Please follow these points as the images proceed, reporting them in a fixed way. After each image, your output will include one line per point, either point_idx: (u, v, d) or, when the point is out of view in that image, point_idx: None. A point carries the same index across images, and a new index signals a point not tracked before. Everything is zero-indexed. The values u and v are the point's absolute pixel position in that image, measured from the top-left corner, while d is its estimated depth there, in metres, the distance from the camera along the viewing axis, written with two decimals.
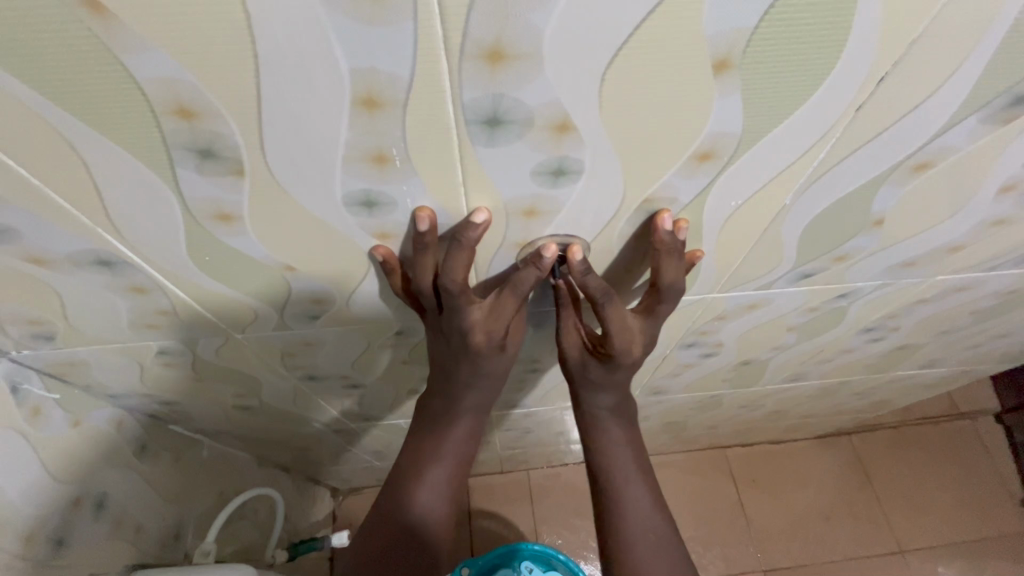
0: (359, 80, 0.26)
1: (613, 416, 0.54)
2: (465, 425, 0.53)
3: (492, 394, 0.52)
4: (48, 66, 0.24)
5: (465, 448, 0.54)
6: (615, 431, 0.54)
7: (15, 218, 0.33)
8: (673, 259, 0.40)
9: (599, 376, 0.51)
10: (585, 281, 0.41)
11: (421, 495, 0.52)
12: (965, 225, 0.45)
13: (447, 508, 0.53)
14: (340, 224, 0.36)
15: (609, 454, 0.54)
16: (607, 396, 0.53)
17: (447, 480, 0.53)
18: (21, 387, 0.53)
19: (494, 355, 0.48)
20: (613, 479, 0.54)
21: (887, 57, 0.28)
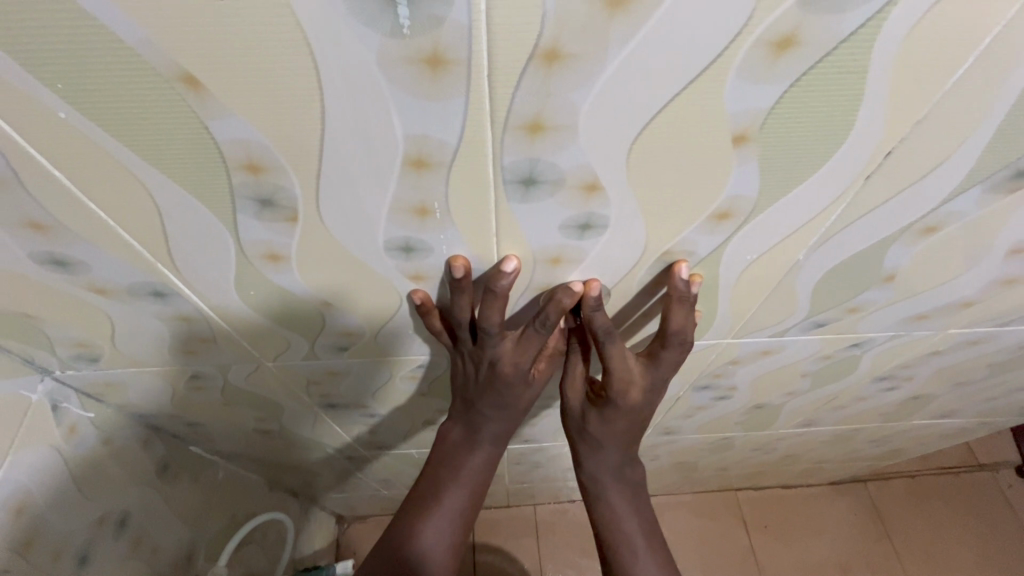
0: (411, 145, 0.29)
1: (619, 479, 0.55)
2: (481, 454, 0.54)
3: (509, 424, 0.54)
4: (142, 130, 0.27)
5: (476, 483, 0.55)
6: (621, 496, 0.54)
7: (86, 252, 0.36)
8: (682, 306, 0.42)
9: (597, 429, 0.51)
10: (592, 317, 0.42)
11: (431, 523, 0.53)
12: (975, 283, 0.46)
13: (454, 539, 0.53)
14: (379, 266, 0.39)
15: (613, 518, 0.55)
16: (610, 457, 0.53)
17: (459, 511, 0.54)
18: (60, 406, 0.55)
19: (521, 387, 0.49)
20: (617, 536, 0.54)
21: (894, 134, 0.30)
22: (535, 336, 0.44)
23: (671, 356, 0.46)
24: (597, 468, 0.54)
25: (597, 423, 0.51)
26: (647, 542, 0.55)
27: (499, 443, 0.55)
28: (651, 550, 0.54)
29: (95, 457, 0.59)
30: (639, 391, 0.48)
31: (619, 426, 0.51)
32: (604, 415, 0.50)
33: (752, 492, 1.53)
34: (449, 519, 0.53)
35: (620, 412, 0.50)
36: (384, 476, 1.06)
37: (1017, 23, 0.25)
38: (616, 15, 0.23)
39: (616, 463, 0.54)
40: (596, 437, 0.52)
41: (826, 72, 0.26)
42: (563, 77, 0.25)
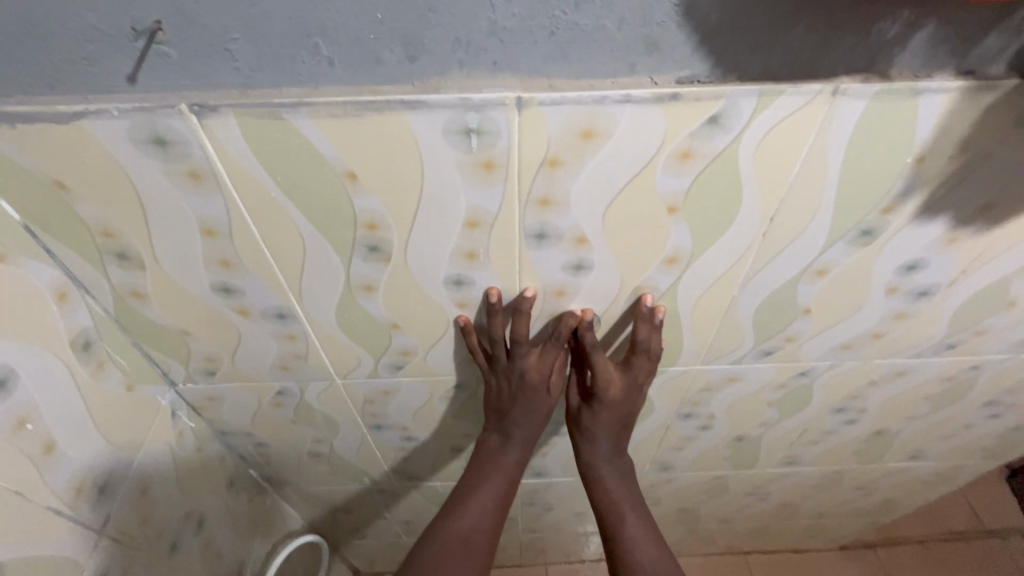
0: (469, 212, 0.47)
1: (612, 469, 0.68)
2: (515, 450, 0.69)
3: (534, 429, 0.68)
4: (314, 204, 0.46)
5: (510, 476, 0.68)
6: (614, 479, 0.68)
7: (247, 283, 0.53)
8: (646, 325, 0.58)
9: (591, 422, 0.67)
10: (586, 336, 0.59)
11: (476, 503, 0.66)
12: (875, 316, 0.62)
13: (495, 516, 0.66)
14: (437, 296, 0.56)
15: (610, 499, 0.67)
16: (602, 446, 0.68)
17: (498, 492, 0.67)
18: (176, 413, 0.70)
19: (540, 395, 0.65)
20: (613, 514, 0.66)
21: (769, 208, 0.48)
22: (552, 350, 0.61)
23: (640, 364, 0.61)
24: (594, 457, 0.68)
25: (589, 417, 0.66)
26: (640, 516, 0.67)
27: (528, 443, 0.69)
28: (644, 524, 0.66)
29: (191, 460, 0.73)
30: (619, 389, 0.63)
31: (606, 418, 0.66)
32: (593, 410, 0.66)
33: (762, 555, 1.56)
34: (489, 501, 0.66)
35: (605, 407, 0.65)
36: (407, 516, 1.15)
37: (818, 144, 0.43)
38: (588, 142, 0.42)
39: (607, 451, 0.68)
40: (589, 429, 0.67)
41: (714, 170, 0.44)
42: (560, 173, 0.44)
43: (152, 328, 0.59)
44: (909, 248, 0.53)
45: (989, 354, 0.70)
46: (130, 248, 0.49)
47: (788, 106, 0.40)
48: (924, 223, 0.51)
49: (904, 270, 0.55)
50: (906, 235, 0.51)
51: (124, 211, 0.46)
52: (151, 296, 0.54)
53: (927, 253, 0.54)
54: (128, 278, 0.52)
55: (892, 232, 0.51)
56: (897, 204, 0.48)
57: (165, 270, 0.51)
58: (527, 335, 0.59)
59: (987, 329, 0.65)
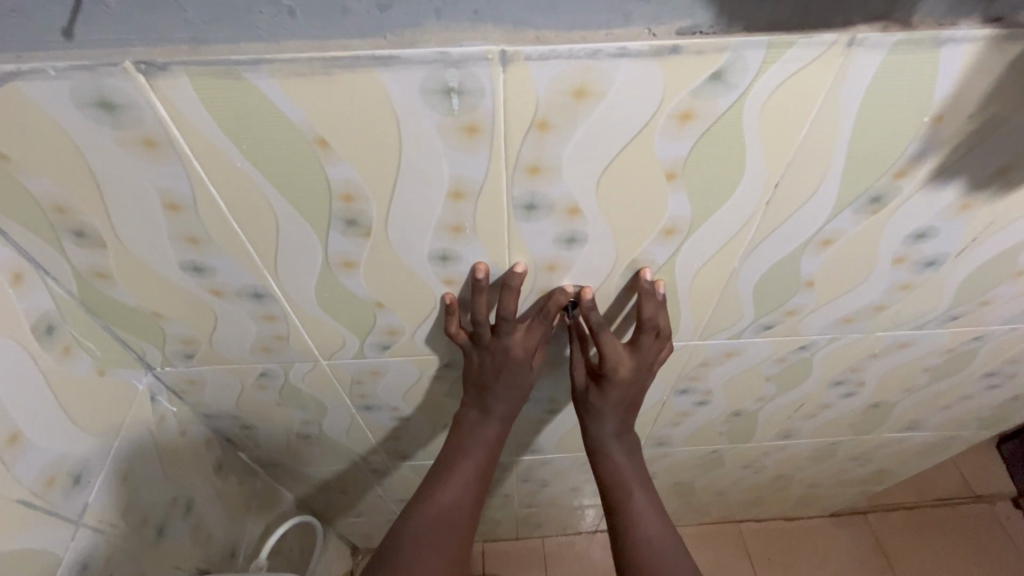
0: (453, 181, 0.44)
1: (619, 445, 0.67)
2: (493, 424, 0.67)
3: (513, 403, 0.66)
4: (284, 173, 0.42)
5: (489, 450, 0.67)
6: (622, 455, 0.66)
7: (218, 260, 0.50)
8: (650, 301, 0.55)
9: (598, 400, 0.64)
10: (589, 314, 0.56)
11: (454, 480, 0.65)
12: (879, 288, 0.59)
13: (473, 492, 0.65)
14: (422, 272, 0.53)
15: (617, 476, 0.65)
16: (610, 423, 0.66)
17: (477, 467, 0.66)
18: (156, 397, 0.68)
19: (524, 371, 0.63)
20: (619, 490, 0.65)
21: (774, 174, 0.45)
22: (538, 326, 0.58)
23: (651, 344, 0.59)
24: (601, 433, 0.66)
25: (598, 395, 0.64)
26: (646, 492, 0.66)
27: (508, 417, 0.67)
28: (650, 500, 0.65)
29: (174, 444, 0.70)
30: (628, 368, 0.60)
31: (614, 397, 0.63)
32: (602, 388, 0.63)
33: (755, 524, 1.57)
34: (468, 477, 0.65)
35: (615, 386, 0.62)
36: (402, 494, 1.15)
37: (831, 102, 0.40)
38: (581, 102, 0.38)
39: (616, 428, 0.66)
40: (598, 406, 0.64)
41: (716, 132, 0.41)
42: (551, 138, 0.41)
43: (121, 309, 0.55)
44: (920, 215, 0.50)
45: (992, 324, 0.69)
46: (87, 224, 0.46)
47: (800, 59, 0.37)
48: (938, 188, 0.48)
49: (912, 239, 0.53)
50: (917, 202, 0.49)
51: (76, 183, 0.42)
52: (116, 276, 0.51)
53: (937, 220, 0.51)
54: (89, 257, 0.49)
55: (903, 199, 0.48)
56: (909, 168, 0.45)
57: (128, 248, 0.48)
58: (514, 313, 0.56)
59: (992, 299, 0.63)
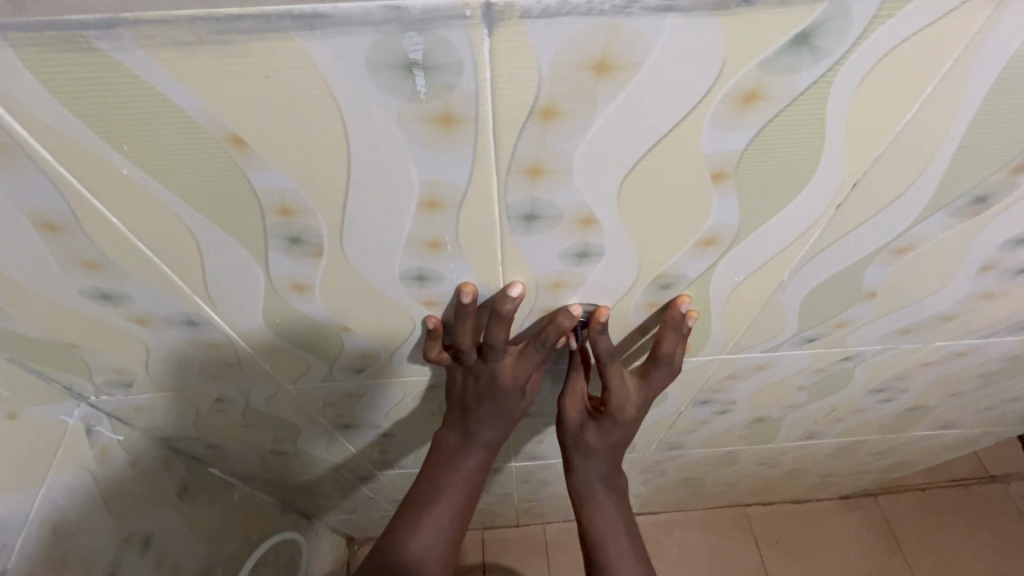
0: (426, 187, 0.32)
1: (608, 489, 0.59)
2: (475, 456, 0.57)
3: (501, 431, 0.56)
4: (191, 182, 0.31)
5: (473, 481, 0.58)
6: (610, 501, 0.59)
7: (131, 287, 0.39)
8: (673, 335, 0.46)
9: (592, 440, 0.55)
10: (597, 340, 0.46)
11: (431, 520, 0.56)
12: (953, 297, 0.49)
13: (451, 535, 0.57)
14: (395, 294, 0.42)
15: (602, 524, 0.58)
16: (600, 465, 0.57)
17: (457, 508, 0.57)
18: (93, 429, 0.58)
19: (514, 397, 0.53)
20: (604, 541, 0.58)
21: (855, 171, 0.34)
22: (534, 354, 0.48)
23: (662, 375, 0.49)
24: (589, 477, 0.58)
25: (590, 431, 0.55)
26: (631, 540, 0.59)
27: (490, 446, 0.57)
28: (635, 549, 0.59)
29: (122, 477, 0.61)
30: (633, 405, 0.52)
31: (610, 437, 0.55)
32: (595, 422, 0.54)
33: (762, 508, 1.53)
34: (447, 518, 0.56)
35: (611, 423, 0.54)
36: (395, 496, 1.08)
37: (954, 75, 0.28)
38: (603, 81, 0.27)
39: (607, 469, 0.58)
40: (587, 446, 0.56)
41: (790, 120, 0.30)
42: (560, 130, 0.29)
43: (26, 341, 0.45)
44: None
45: None
46: None
47: (926, 12, 0.25)
48: None
49: (1010, 245, 0.42)
50: None
51: None
52: (5, 308, 0.40)
53: None
54: None
55: (1014, 198, 0.37)
56: None
57: (8, 276, 0.37)
58: (506, 338, 0.46)
59: None
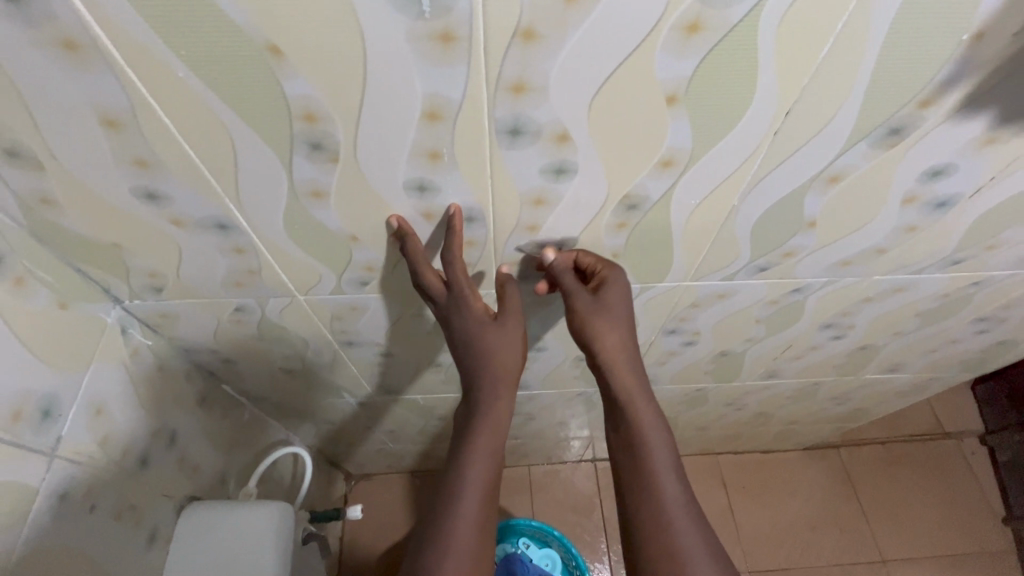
0: (428, 100, 0.39)
1: (656, 430, 0.58)
2: (495, 426, 0.58)
3: (510, 398, 0.59)
4: (233, 86, 0.37)
5: (497, 444, 0.58)
6: (656, 442, 0.58)
7: (173, 187, 0.46)
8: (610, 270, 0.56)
9: (622, 366, 0.58)
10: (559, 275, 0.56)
11: (464, 486, 0.55)
12: (882, 230, 0.56)
13: (488, 507, 0.56)
14: (398, 204, 0.49)
15: (645, 462, 0.57)
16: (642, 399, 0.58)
17: (488, 479, 0.56)
18: (127, 330, 0.65)
19: (493, 332, 0.57)
20: (653, 479, 0.57)
21: (786, 99, 0.40)
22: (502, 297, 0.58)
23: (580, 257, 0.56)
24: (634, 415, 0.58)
25: (608, 336, 0.57)
26: (667, 462, 0.58)
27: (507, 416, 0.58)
28: (672, 470, 0.57)
29: (151, 377, 0.69)
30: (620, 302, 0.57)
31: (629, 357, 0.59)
32: (611, 328, 0.57)
33: (733, 456, 1.63)
34: (477, 484, 0.55)
35: (615, 317, 0.57)
36: (391, 427, 1.16)
37: (858, 15, 0.35)
38: (572, 7, 0.33)
39: (636, 389, 0.58)
40: (613, 360, 0.58)
41: (727, 48, 0.36)
42: (539, 51, 0.36)
43: (75, 239, 0.52)
44: (939, 151, 0.46)
45: (994, 269, 0.66)
46: (17, 141, 0.41)
47: None
48: (964, 119, 0.43)
49: (927, 176, 0.49)
50: (939, 134, 0.44)
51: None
52: (62, 203, 0.47)
53: (958, 156, 0.47)
54: (26, 180, 0.45)
55: (924, 130, 0.44)
56: (936, 96, 0.41)
57: (70, 171, 0.44)
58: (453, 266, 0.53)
59: (998, 244, 0.60)
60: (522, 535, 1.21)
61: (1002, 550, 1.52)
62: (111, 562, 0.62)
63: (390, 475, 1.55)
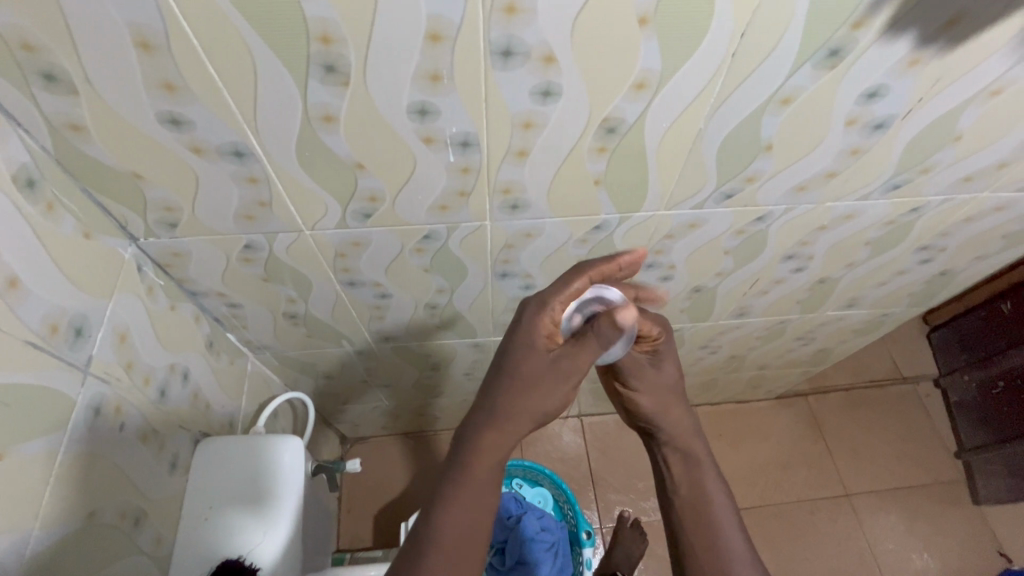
0: (432, 22, 0.44)
1: (709, 463, 0.68)
2: (493, 452, 0.58)
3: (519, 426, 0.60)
4: (257, 7, 0.42)
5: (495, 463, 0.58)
6: (709, 470, 0.68)
7: (196, 112, 0.50)
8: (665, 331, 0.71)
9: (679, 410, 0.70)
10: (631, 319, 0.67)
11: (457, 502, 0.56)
12: (830, 154, 0.64)
13: (471, 535, 0.55)
14: (402, 129, 0.54)
15: (698, 484, 0.67)
16: (694, 437, 0.70)
17: (478, 504, 0.56)
18: (142, 268, 0.69)
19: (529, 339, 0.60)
20: (705, 497, 0.66)
21: (740, 21, 0.47)
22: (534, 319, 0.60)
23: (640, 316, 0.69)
24: (691, 446, 0.69)
25: (669, 386, 0.70)
26: (720, 491, 0.67)
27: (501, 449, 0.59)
28: (723, 495, 0.66)
29: (164, 315, 0.73)
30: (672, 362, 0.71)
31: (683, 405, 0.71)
32: (672, 379, 0.71)
33: (710, 407, 1.73)
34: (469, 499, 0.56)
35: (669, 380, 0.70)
36: (388, 382, 1.21)
37: None
38: None
39: (696, 443, 0.70)
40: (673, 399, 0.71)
41: None
42: None
43: (99, 169, 0.56)
44: (875, 71, 0.53)
45: (930, 195, 0.75)
46: (56, 65, 0.46)
47: None
48: (891, 41, 0.50)
49: (864, 98, 0.56)
50: (871, 57, 0.52)
51: (43, 17, 0.42)
52: (91, 130, 0.51)
53: (888, 77, 0.54)
54: (59, 105, 0.49)
55: (858, 53, 0.51)
56: (866, 18, 0.48)
57: (101, 94, 0.48)
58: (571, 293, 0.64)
59: (931, 167, 0.68)
60: (515, 477, 1.31)
61: (955, 480, 1.65)
62: (140, 480, 0.69)
63: (385, 436, 1.59)
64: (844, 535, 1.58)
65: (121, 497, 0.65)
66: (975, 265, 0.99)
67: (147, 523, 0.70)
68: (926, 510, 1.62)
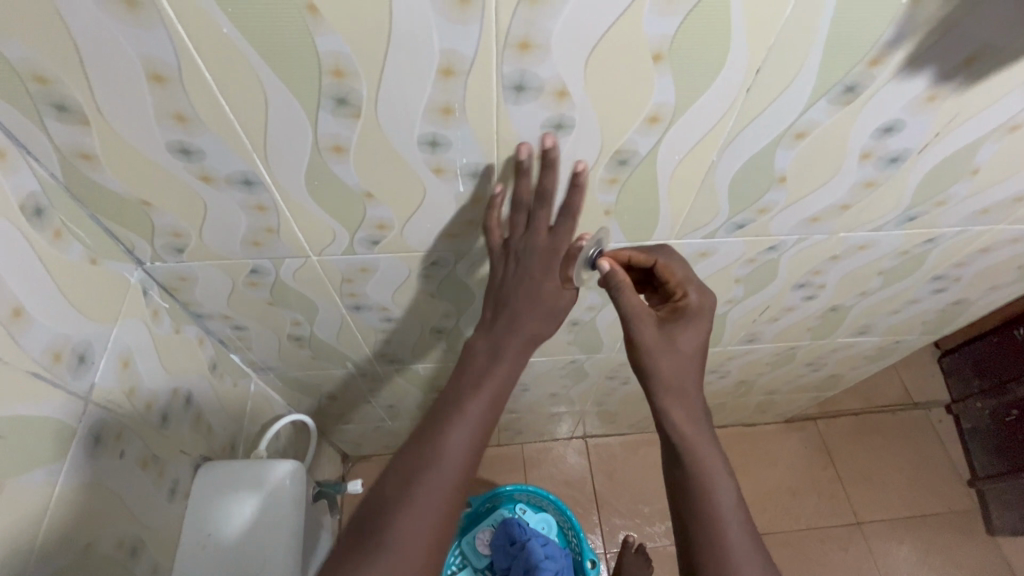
0: (446, 58, 0.44)
1: (722, 478, 0.57)
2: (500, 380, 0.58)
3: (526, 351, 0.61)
4: (270, 43, 0.42)
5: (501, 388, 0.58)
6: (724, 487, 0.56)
7: (207, 142, 0.50)
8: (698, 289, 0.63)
9: (681, 410, 0.59)
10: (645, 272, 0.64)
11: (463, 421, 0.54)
12: (844, 186, 0.63)
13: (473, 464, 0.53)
14: (412, 159, 0.54)
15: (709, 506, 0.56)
16: (703, 440, 0.58)
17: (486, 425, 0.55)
18: (148, 291, 0.69)
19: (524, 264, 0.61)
20: (715, 526, 0.55)
21: (756, 58, 0.46)
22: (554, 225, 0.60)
23: (672, 265, 0.64)
24: (699, 455, 0.57)
25: (683, 354, 0.60)
26: (734, 512, 0.56)
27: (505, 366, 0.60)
28: (739, 519, 0.55)
29: (168, 338, 0.73)
30: (702, 327, 0.61)
31: (691, 399, 0.59)
32: (679, 363, 0.59)
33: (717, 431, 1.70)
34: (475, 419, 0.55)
35: (682, 352, 0.59)
36: (392, 403, 1.19)
37: None
38: None
39: (707, 453, 0.58)
40: (676, 390, 0.59)
41: (701, 11, 0.42)
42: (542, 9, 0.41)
43: (108, 196, 0.56)
44: (891, 107, 0.53)
45: (946, 226, 0.73)
46: (69, 97, 0.46)
47: None
48: (909, 77, 0.50)
49: (880, 132, 0.56)
50: (886, 94, 0.51)
51: (56, 49, 0.42)
52: (101, 158, 0.51)
53: (905, 113, 0.54)
54: (70, 135, 0.49)
55: (873, 89, 0.51)
56: (884, 55, 0.47)
57: (113, 125, 0.48)
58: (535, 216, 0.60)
59: (946, 199, 0.67)
60: (518, 502, 1.27)
61: (968, 509, 1.61)
62: (139, 507, 0.68)
63: (387, 456, 1.57)
64: (855, 565, 1.54)
65: (120, 524, 0.64)
66: (990, 295, 0.97)
67: (145, 552, 0.68)
68: (939, 541, 1.57)
